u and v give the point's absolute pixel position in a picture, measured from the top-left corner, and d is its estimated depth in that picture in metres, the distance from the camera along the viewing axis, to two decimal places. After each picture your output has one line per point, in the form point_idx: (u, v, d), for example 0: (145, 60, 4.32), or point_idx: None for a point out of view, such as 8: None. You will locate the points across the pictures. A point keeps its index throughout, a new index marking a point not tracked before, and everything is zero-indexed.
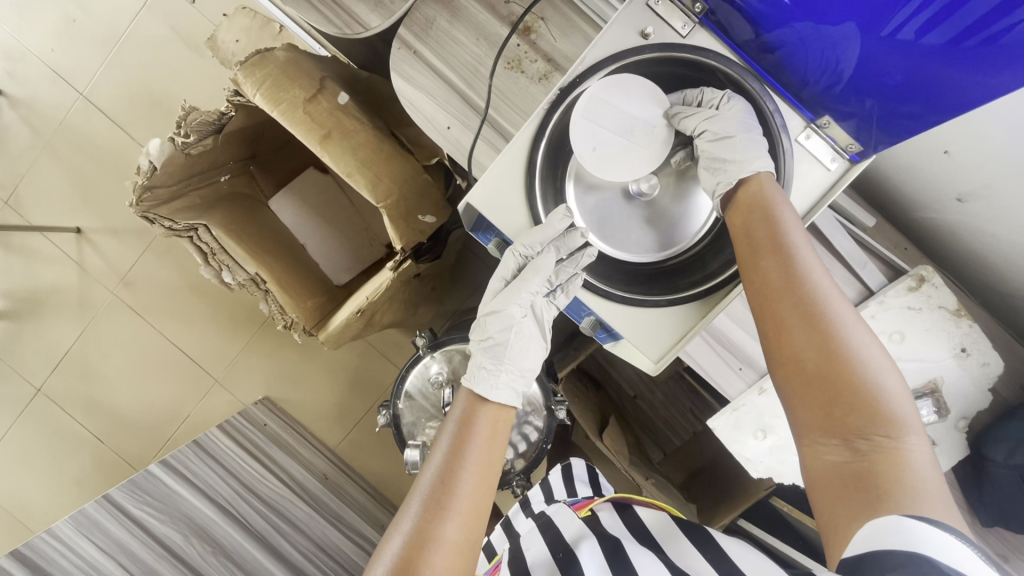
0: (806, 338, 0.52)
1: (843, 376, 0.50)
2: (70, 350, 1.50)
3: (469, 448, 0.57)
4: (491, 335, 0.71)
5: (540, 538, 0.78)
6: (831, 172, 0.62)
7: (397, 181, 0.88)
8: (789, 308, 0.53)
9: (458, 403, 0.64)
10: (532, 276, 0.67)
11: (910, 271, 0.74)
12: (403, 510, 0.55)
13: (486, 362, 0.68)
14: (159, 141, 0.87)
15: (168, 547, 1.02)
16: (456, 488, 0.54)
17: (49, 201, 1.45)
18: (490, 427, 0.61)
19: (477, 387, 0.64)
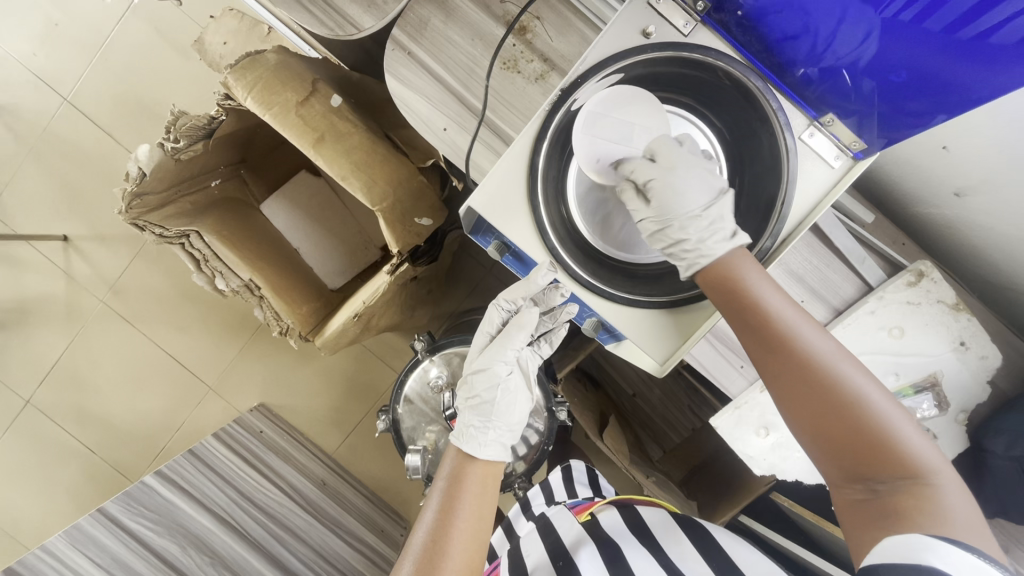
0: (802, 394, 0.54)
1: (848, 424, 0.51)
2: (59, 361, 1.47)
3: (458, 503, 0.61)
4: (479, 394, 0.73)
5: (540, 542, 0.77)
6: (835, 170, 0.60)
7: (393, 183, 0.88)
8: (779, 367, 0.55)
9: (447, 462, 0.69)
10: (516, 332, 0.72)
11: (910, 266, 0.74)
12: (397, 565, 0.58)
13: (474, 420, 0.72)
14: (148, 146, 0.85)
15: (165, 560, 1.00)
16: (448, 546, 0.57)
17: (34, 210, 1.42)
18: (480, 482, 0.65)
19: (466, 446, 0.69)
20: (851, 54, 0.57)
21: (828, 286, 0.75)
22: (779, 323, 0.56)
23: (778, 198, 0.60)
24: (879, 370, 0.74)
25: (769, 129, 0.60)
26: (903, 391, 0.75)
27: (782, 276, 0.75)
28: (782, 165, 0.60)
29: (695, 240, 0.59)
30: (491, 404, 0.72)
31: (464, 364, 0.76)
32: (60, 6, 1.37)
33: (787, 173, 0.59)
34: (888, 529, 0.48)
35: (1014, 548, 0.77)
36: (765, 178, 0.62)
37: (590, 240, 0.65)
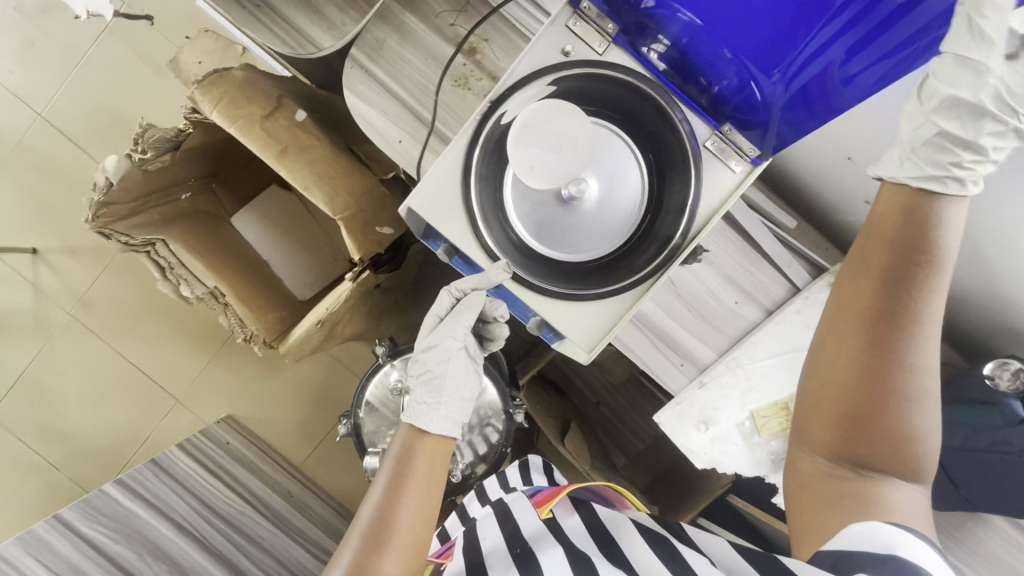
0: (874, 373, 0.52)
1: (886, 414, 0.52)
2: (24, 373, 1.46)
3: (405, 482, 0.63)
4: (430, 369, 0.77)
5: (496, 527, 0.71)
6: (736, 174, 0.66)
7: (354, 193, 0.92)
8: (869, 339, 0.52)
9: (397, 441, 0.70)
10: (463, 312, 0.76)
11: (831, 268, 0.80)
12: (344, 544, 0.59)
13: (425, 397, 0.75)
14: (117, 159, 0.89)
15: (120, 566, 0.96)
16: (394, 522, 0.59)
17: (3, 223, 1.43)
18: (428, 461, 0.67)
19: (417, 421, 0.71)
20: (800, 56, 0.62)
21: (759, 287, 0.81)
22: (918, 298, 0.51)
23: (684, 205, 0.66)
24: None
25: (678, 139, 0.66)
26: None
27: (716, 278, 0.81)
28: (691, 172, 0.66)
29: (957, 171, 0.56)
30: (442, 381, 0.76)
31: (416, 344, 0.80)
32: (38, 26, 1.40)
33: (694, 178, 0.65)
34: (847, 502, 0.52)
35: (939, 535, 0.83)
36: (679, 183, 0.67)
37: (527, 240, 0.70)
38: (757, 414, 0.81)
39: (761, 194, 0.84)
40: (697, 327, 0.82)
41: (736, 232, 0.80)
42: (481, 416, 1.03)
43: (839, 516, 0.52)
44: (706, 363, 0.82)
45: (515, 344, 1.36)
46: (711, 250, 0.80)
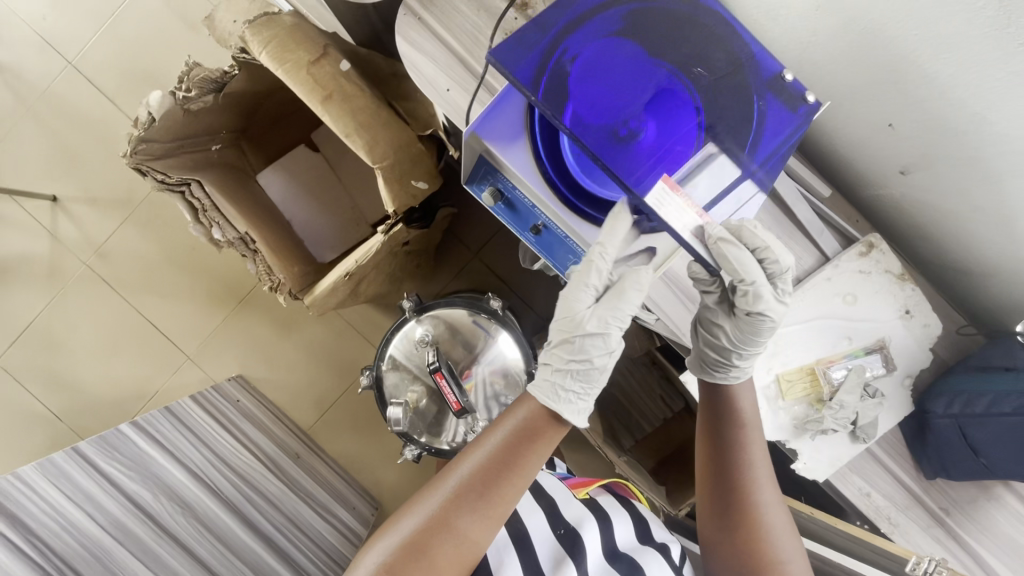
0: (736, 516, 0.69)
1: (760, 547, 0.67)
2: (34, 322, 1.45)
3: (507, 453, 0.61)
4: (587, 356, 0.71)
5: (532, 500, 0.80)
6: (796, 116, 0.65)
7: (394, 145, 0.93)
8: (726, 493, 0.70)
9: (520, 407, 0.66)
10: (629, 295, 0.68)
11: (862, 239, 0.82)
12: (431, 487, 0.61)
13: (574, 385, 0.69)
14: (160, 94, 0.89)
15: (139, 505, 0.93)
16: (487, 491, 0.59)
17: (27, 168, 1.43)
18: (540, 441, 0.63)
19: (566, 413, 0.66)
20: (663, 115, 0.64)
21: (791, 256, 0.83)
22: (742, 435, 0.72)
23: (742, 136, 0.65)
24: (833, 334, 0.81)
25: (721, 79, 0.65)
26: (854, 352, 0.81)
27: None
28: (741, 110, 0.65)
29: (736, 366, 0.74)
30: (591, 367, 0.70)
31: (566, 314, 0.72)
32: None
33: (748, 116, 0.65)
34: None
35: (955, 511, 0.84)
36: None
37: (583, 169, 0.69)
38: (783, 377, 0.82)
39: (797, 162, 0.85)
40: None
41: (770, 199, 0.82)
42: (499, 387, 1.03)
43: None
44: None
45: (529, 318, 1.38)
46: None
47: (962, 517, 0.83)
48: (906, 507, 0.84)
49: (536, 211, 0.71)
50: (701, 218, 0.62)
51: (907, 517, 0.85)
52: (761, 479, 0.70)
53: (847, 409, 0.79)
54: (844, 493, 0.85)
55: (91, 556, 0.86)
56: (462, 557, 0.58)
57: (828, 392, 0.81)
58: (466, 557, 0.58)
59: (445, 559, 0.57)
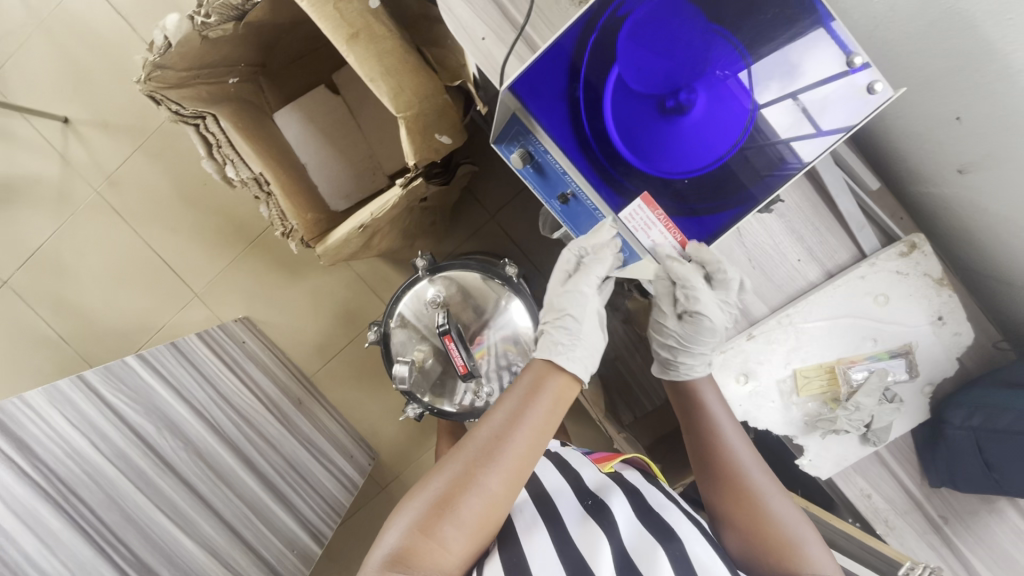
0: (726, 498, 0.70)
1: (764, 526, 0.66)
2: (43, 245, 1.44)
3: (525, 411, 0.62)
4: (564, 315, 0.76)
5: (559, 475, 0.79)
6: (859, 93, 0.55)
7: (420, 95, 0.88)
8: (710, 475, 0.72)
9: (528, 373, 0.67)
10: (595, 266, 0.72)
11: (903, 238, 0.78)
12: (452, 451, 0.61)
13: (559, 338, 0.72)
14: (178, 17, 0.84)
15: (140, 436, 0.94)
16: (507, 443, 0.59)
17: (38, 86, 1.39)
18: (553, 397, 0.64)
19: (552, 356, 0.69)
20: (705, 95, 0.59)
21: (825, 250, 0.79)
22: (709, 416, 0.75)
23: (802, 110, 0.57)
24: (858, 335, 0.78)
25: (797, 45, 0.56)
26: (879, 355, 0.78)
27: (782, 232, 0.78)
28: (802, 81, 0.57)
29: (686, 361, 0.78)
30: (576, 324, 0.74)
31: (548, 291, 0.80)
32: None
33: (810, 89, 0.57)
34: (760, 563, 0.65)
35: (954, 520, 0.82)
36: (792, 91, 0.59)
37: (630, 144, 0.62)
38: (800, 373, 0.80)
39: (847, 151, 0.80)
40: (755, 280, 0.80)
41: (812, 187, 0.78)
42: (509, 356, 1.02)
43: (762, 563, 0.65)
44: (757, 316, 0.81)
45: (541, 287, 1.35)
46: (784, 202, 0.78)
47: (961, 527, 0.82)
48: (906, 512, 0.83)
49: (566, 178, 0.67)
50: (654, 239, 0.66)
51: (905, 521, 0.83)
52: (736, 449, 0.72)
53: (862, 412, 0.77)
54: (844, 492, 0.83)
55: (94, 485, 0.87)
56: (489, 515, 0.58)
57: (845, 393, 0.78)
58: (494, 511, 0.58)
59: (475, 517, 0.57)
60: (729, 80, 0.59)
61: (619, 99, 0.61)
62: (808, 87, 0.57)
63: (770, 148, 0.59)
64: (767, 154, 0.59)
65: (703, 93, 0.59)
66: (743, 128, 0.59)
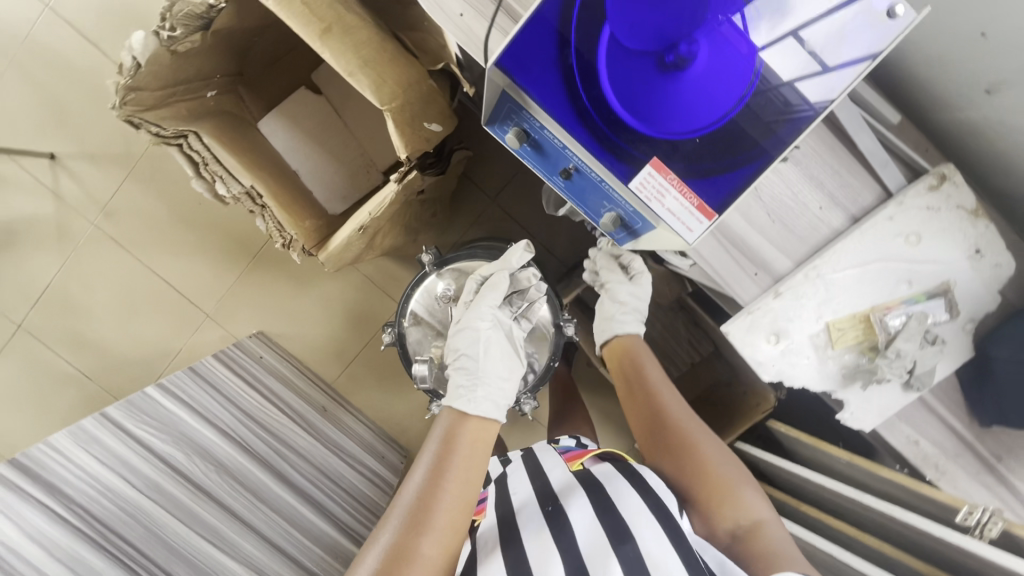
0: (663, 438, 0.73)
1: (695, 453, 0.70)
2: (51, 284, 1.43)
3: (447, 464, 0.61)
4: (463, 351, 0.81)
5: (527, 483, 0.76)
6: (870, 27, 0.53)
7: (404, 84, 0.84)
8: (648, 421, 0.76)
9: (441, 423, 0.68)
10: (489, 292, 0.84)
11: (931, 170, 0.73)
12: (382, 523, 0.60)
13: (462, 380, 0.76)
14: (143, 34, 0.80)
15: (173, 466, 0.96)
16: (435, 503, 0.58)
17: (18, 124, 1.36)
18: (470, 441, 0.65)
19: (458, 404, 0.71)
20: (702, 45, 0.55)
21: (848, 192, 0.74)
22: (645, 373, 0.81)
23: (810, 51, 0.55)
24: (891, 279, 0.74)
25: None
26: (915, 298, 0.75)
27: (800, 179, 0.74)
28: (806, 22, 0.54)
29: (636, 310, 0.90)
30: (473, 361, 0.79)
31: (449, 335, 0.85)
32: None
33: (817, 29, 0.54)
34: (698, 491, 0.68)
35: (1009, 458, 0.78)
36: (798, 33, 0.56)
37: (633, 109, 0.57)
38: (834, 326, 0.76)
39: (863, 85, 0.75)
40: (776, 235, 0.75)
41: (828, 128, 0.73)
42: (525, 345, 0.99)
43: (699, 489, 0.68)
44: (782, 272, 0.76)
45: (552, 266, 1.32)
46: (800, 148, 0.73)
47: (1017, 464, 0.78)
48: (957, 455, 0.79)
49: (566, 153, 0.63)
50: (682, 214, 0.59)
51: (957, 465, 0.79)
52: (669, 396, 0.77)
53: (904, 358, 0.74)
54: (891, 442, 0.80)
55: (133, 521, 0.89)
56: None
57: (883, 341, 0.75)
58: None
59: None
60: (721, 29, 0.55)
61: (615, 61, 0.56)
62: (815, 27, 0.54)
63: (775, 91, 0.56)
64: (773, 98, 0.56)
65: (700, 43, 0.55)
66: (750, 76, 0.56)
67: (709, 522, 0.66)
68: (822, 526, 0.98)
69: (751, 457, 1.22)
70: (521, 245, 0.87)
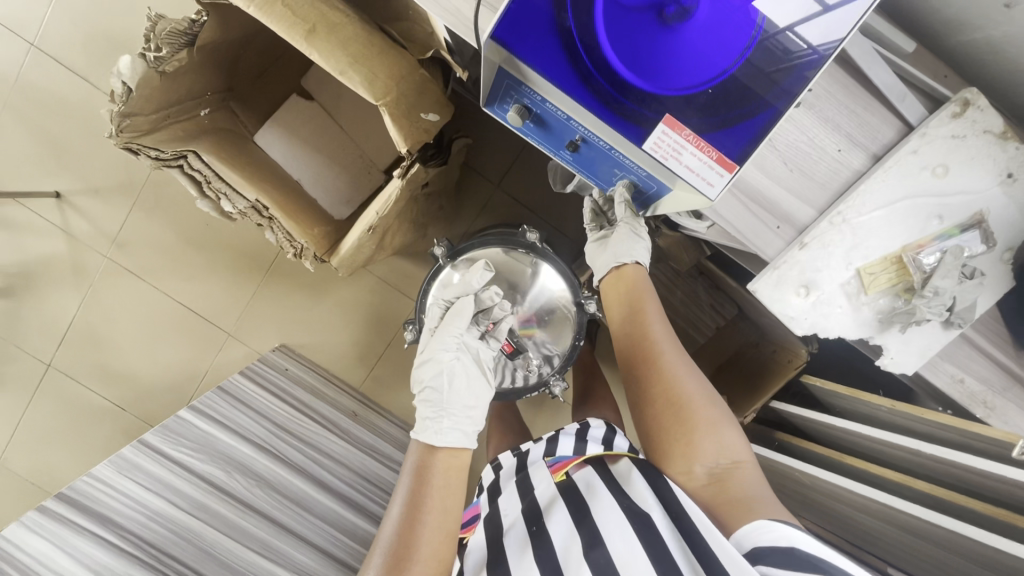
0: (648, 374, 0.71)
1: (678, 393, 0.68)
2: (74, 321, 1.45)
3: (424, 496, 0.66)
4: (427, 383, 0.84)
5: (517, 501, 0.76)
6: None
7: (395, 76, 0.82)
8: (634, 357, 0.74)
9: (412, 457, 0.73)
10: (454, 319, 0.87)
11: (953, 97, 0.70)
12: (371, 557, 0.64)
13: (429, 412, 0.79)
14: (130, 58, 0.79)
15: (213, 483, 0.98)
16: (416, 538, 0.62)
17: (20, 167, 1.37)
18: (443, 474, 0.69)
19: (425, 437, 0.75)
20: None
21: (866, 131, 0.71)
22: (638, 307, 0.77)
23: None
24: (921, 215, 0.72)
25: None
26: (948, 233, 0.72)
27: (815, 123, 0.71)
28: None
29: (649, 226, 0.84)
30: (438, 393, 0.82)
31: (415, 363, 0.88)
32: None
33: None
34: (680, 431, 0.67)
35: None
36: None
37: (637, 71, 0.55)
38: (865, 271, 0.74)
39: (872, 17, 0.71)
40: (796, 183, 0.73)
41: (839, 67, 0.70)
42: (541, 333, 1.00)
43: (681, 431, 0.67)
44: (806, 222, 0.74)
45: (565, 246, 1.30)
46: (812, 91, 0.70)
47: None
48: (1005, 389, 0.76)
49: (571, 124, 0.61)
50: (692, 172, 0.58)
51: (1006, 399, 0.76)
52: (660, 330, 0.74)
53: (942, 295, 0.72)
54: (934, 382, 0.77)
55: (182, 540, 0.92)
56: None
57: (918, 280, 0.73)
58: None
59: None
60: None
61: (613, 22, 0.54)
62: None
63: (771, 40, 0.54)
64: (772, 46, 0.54)
65: None
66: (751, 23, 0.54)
67: (685, 464, 0.66)
68: (866, 475, 0.96)
69: (789, 415, 1.20)
70: (480, 266, 0.87)
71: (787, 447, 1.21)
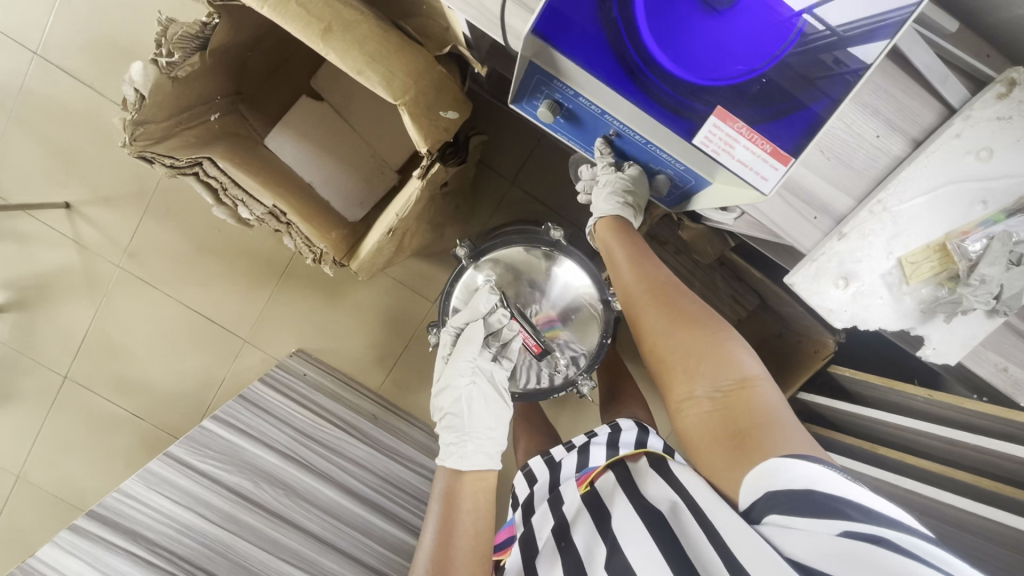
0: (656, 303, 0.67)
1: (690, 318, 0.65)
2: (89, 331, 1.44)
3: (456, 520, 0.66)
4: (447, 411, 0.86)
5: (547, 517, 0.74)
6: None
7: (414, 73, 0.79)
8: (639, 290, 0.70)
9: (439, 482, 0.75)
10: (465, 346, 0.89)
11: (998, 77, 0.67)
12: None
13: (453, 437, 0.82)
14: (141, 64, 0.77)
15: (241, 494, 0.98)
16: (451, 561, 0.62)
17: (29, 178, 1.35)
18: (472, 500, 0.70)
19: (452, 462, 0.77)
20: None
21: (906, 116, 0.69)
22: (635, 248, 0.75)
23: None
24: (964, 201, 0.69)
25: None
26: (993, 219, 0.70)
27: (853, 109, 0.69)
28: None
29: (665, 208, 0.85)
30: (459, 419, 0.85)
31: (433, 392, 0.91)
32: None
33: None
34: (696, 351, 0.62)
35: None
36: None
37: (679, 64, 0.53)
38: (907, 260, 0.72)
39: None
40: (834, 172, 0.70)
41: None
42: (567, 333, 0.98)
43: (698, 353, 0.62)
44: (844, 212, 0.72)
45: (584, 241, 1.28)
46: None
47: None
48: None
49: (605, 117, 0.60)
50: (736, 159, 0.55)
51: None
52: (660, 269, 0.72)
53: (989, 283, 0.69)
54: (978, 372, 0.75)
55: (214, 554, 0.92)
56: None
57: (963, 268, 0.71)
58: None
59: None
60: None
61: (653, 14, 0.52)
62: None
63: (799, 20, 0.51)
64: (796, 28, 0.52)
65: None
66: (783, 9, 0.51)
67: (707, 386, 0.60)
68: (902, 466, 0.94)
69: (817, 406, 1.18)
70: (485, 290, 0.92)
71: (817, 439, 1.19)
